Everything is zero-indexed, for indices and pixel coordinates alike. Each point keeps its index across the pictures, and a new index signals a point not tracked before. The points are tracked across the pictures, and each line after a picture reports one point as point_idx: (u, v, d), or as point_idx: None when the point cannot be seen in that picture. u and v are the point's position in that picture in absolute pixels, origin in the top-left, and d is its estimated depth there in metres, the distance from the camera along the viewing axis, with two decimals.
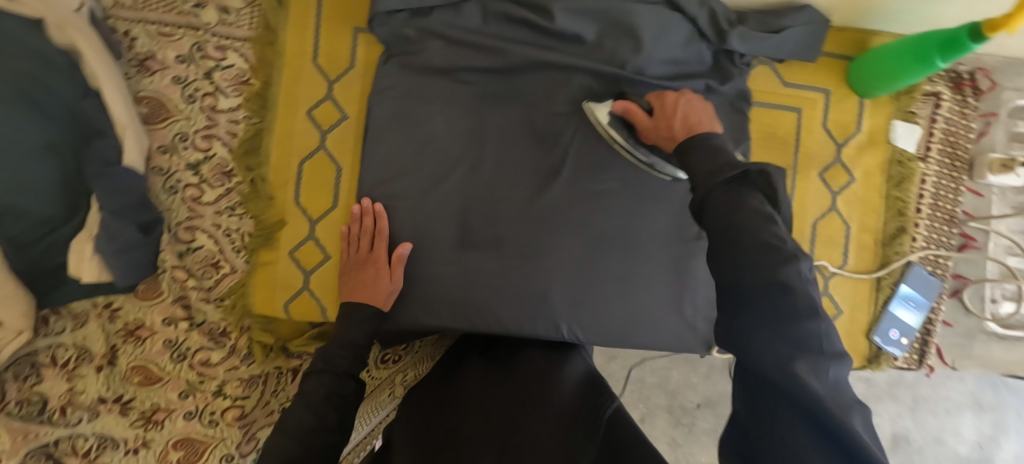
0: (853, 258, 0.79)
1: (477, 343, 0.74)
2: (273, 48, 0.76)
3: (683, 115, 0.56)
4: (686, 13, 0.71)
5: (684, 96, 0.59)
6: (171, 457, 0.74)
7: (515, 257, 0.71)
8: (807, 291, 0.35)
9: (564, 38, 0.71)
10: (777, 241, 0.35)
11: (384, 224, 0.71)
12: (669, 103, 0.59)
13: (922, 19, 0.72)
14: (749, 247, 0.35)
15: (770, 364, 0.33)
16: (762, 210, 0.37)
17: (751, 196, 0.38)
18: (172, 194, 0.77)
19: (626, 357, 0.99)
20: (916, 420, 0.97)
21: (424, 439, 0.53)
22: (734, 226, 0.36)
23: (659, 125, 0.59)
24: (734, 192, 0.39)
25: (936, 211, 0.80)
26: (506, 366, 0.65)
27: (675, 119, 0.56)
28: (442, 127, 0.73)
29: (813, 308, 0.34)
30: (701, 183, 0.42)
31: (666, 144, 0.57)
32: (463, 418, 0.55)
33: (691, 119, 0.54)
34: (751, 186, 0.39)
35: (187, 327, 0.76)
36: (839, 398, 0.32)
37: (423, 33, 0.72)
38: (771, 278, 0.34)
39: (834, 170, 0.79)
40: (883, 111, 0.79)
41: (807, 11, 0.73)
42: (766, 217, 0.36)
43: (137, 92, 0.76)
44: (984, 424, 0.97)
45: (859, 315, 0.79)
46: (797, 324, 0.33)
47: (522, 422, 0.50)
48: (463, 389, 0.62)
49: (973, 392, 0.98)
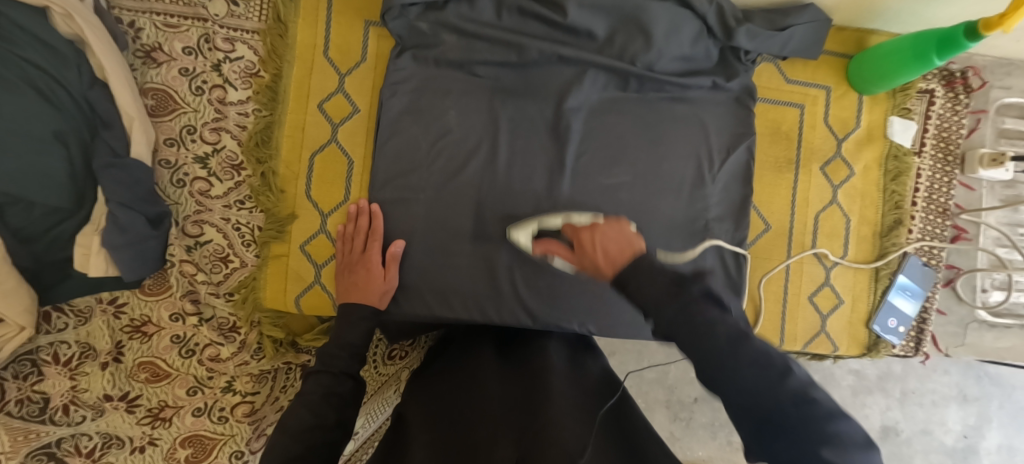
0: (853, 249, 0.81)
1: (489, 330, 0.73)
2: (283, 40, 0.75)
3: (606, 245, 0.48)
4: (695, 9, 0.72)
5: (600, 225, 0.52)
6: (179, 455, 0.72)
7: (528, 249, 0.72)
8: (813, 393, 0.33)
9: (575, 33, 0.72)
10: (765, 354, 0.34)
11: (379, 224, 0.72)
12: (585, 241, 0.51)
13: (918, 18, 0.75)
14: (745, 370, 0.34)
15: None
16: (729, 319, 0.36)
17: (706, 309, 0.36)
18: (180, 187, 0.75)
19: (626, 353, 1.00)
20: (904, 412, 1.01)
21: (440, 420, 0.52)
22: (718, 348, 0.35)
23: (583, 261, 0.51)
24: (692, 315, 0.36)
25: (930, 204, 0.83)
26: (521, 353, 0.64)
27: (597, 255, 0.49)
28: (455, 121, 0.73)
29: (831, 411, 0.33)
30: (654, 317, 0.38)
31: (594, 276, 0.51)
32: (480, 396, 0.53)
33: (612, 251, 0.47)
34: (707, 303, 0.37)
35: (196, 322, 0.75)
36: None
37: (436, 26, 0.73)
38: (784, 395, 0.33)
39: (834, 165, 0.81)
40: (880, 107, 0.82)
41: (810, 10, 0.74)
42: (744, 336, 0.35)
43: (143, 84, 0.75)
44: (969, 415, 1.01)
45: (860, 305, 0.81)
46: (820, 427, 0.32)
47: (544, 396, 0.49)
48: (478, 368, 0.60)
49: (958, 384, 1.01)
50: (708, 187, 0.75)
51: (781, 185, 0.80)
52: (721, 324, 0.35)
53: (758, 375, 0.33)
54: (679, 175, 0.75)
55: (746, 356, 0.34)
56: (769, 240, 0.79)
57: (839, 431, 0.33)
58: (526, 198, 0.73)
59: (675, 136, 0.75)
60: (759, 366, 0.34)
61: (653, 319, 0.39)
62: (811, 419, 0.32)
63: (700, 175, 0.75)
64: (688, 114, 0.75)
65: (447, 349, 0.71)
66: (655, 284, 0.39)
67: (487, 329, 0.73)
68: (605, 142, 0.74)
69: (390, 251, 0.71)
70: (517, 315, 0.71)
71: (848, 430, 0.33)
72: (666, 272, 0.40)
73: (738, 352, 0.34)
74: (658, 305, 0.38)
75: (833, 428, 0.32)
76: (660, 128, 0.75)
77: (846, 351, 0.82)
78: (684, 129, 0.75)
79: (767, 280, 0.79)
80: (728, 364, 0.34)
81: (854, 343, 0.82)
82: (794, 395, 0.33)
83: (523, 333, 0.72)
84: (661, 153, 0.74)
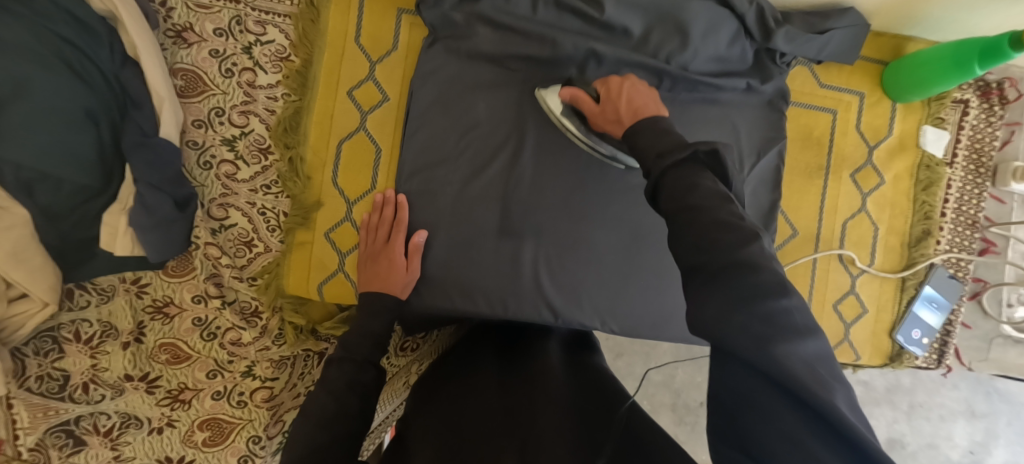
0: (880, 257, 0.81)
1: (490, 339, 0.70)
2: (315, 25, 0.75)
3: (630, 96, 0.57)
4: (734, 9, 0.71)
5: (627, 81, 0.60)
6: (197, 438, 0.72)
7: (554, 245, 0.72)
8: (770, 267, 0.32)
9: (612, 30, 0.72)
10: (736, 219, 0.34)
11: (404, 214, 0.71)
12: (614, 88, 0.60)
13: (961, 27, 0.74)
14: (709, 230, 0.33)
15: (742, 342, 0.30)
16: (720, 190, 0.36)
17: (704, 176, 0.38)
18: (206, 170, 0.75)
19: (633, 354, 1.00)
20: (911, 425, 1.00)
21: (439, 431, 0.49)
22: (692, 205, 0.35)
23: (605, 109, 0.60)
24: (686, 175, 0.38)
25: (959, 215, 0.82)
26: (520, 360, 0.61)
27: (621, 103, 0.57)
28: (485, 113, 0.73)
29: (780, 283, 0.31)
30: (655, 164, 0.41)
31: (612, 128, 0.59)
32: (477, 410, 0.51)
33: (636, 102, 0.56)
34: (704, 166, 0.39)
35: (218, 305, 0.75)
36: (819, 371, 0.30)
37: (471, 17, 0.72)
38: (735, 259, 0.32)
39: (865, 172, 0.80)
40: (915, 116, 0.81)
41: (851, 14, 0.73)
42: (726, 198, 0.36)
43: (172, 64, 0.74)
44: (976, 431, 1.00)
45: (884, 316, 0.81)
46: (763, 300, 0.30)
47: (544, 409, 0.47)
48: (476, 381, 0.58)
49: (966, 399, 1.00)
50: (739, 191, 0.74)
51: (811, 191, 0.79)
52: (705, 187, 0.36)
53: (717, 236, 0.33)
54: None
55: (717, 215, 0.34)
56: (796, 246, 0.79)
57: (788, 309, 0.30)
58: (553, 192, 0.72)
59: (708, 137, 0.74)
60: (722, 227, 0.33)
61: (655, 168, 0.41)
62: (760, 290, 0.30)
63: None
64: (721, 117, 0.75)
65: (447, 358, 0.69)
66: (666, 140, 0.43)
67: (491, 333, 0.72)
68: None
69: (413, 241, 0.70)
70: (540, 311, 0.71)
71: (793, 309, 0.31)
72: (671, 140, 0.43)
73: (711, 211, 0.34)
74: (660, 154, 0.42)
75: (780, 306, 0.30)
76: (693, 129, 0.73)
77: (868, 361, 0.81)
78: (717, 131, 0.74)
79: (790, 269, 0.78)
80: (691, 222, 0.34)
81: (876, 353, 0.81)
82: (738, 263, 0.31)
83: (530, 336, 0.70)
84: None
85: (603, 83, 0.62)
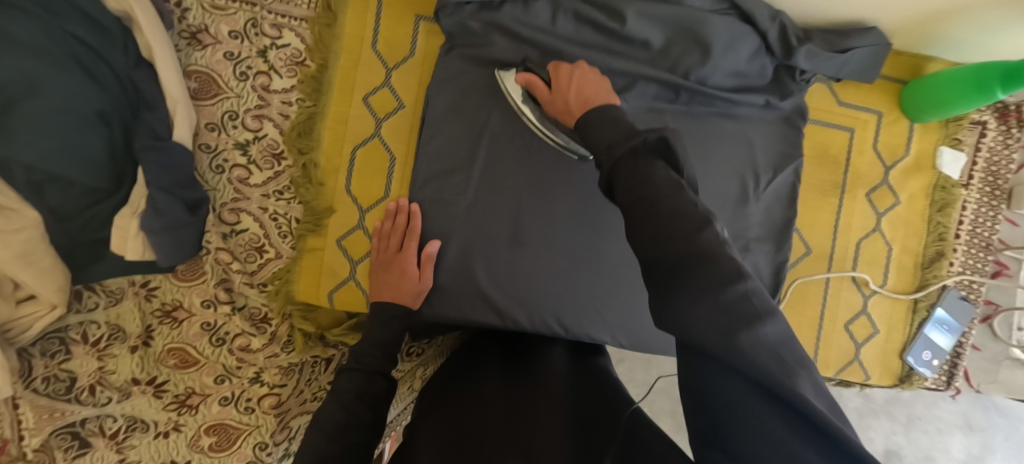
0: (893, 278, 0.80)
1: (491, 345, 0.70)
2: (331, 30, 0.74)
3: (579, 88, 0.60)
4: (756, 26, 0.71)
5: (578, 69, 0.63)
6: (203, 443, 0.72)
7: (568, 259, 0.72)
8: (730, 255, 0.32)
9: (631, 42, 0.71)
10: (689, 205, 0.35)
11: (417, 223, 0.71)
12: (565, 75, 0.63)
13: (981, 50, 0.74)
14: (672, 217, 0.34)
15: (706, 327, 0.29)
16: (672, 178, 0.37)
17: (657, 166, 0.38)
18: (219, 174, 0.74)
19: (634, 361, 0.99)
20: (908, 437, 1.00)
21: (447, 436, 0.48)
22: (650, 194, 0.36)
23: (556, 99, 0.62)
24: (639, 167, 0.39)
25: (974, 237, 0.82)
26: (525, 364, 0.61)
27: (570, 92, 0.60)
28: (499, 123, 0.72)
29: (741, 271, 0.31)
30: (606, 157, 0.43)
31: (561, 116, 0.62)
32: (482, 414, 0.50)
33: (585, 92, 0.59)
34: (655, 157, 0.40)
35: (228, 310, 0.74)
36: (785, 357, 0.29)
37: (489, 26, 0.71)
38: (691, 247, 0.32)
39: (880, 192, 0.80)
40: (931, 136, 0.80)
41: (873, 33, 0.72)
42: (680, 186, 0.36)
43: (187, 66, 0.73)
44: (973, 445, 1.00)
45: (895, 336, 0.80)
46: (727, 290, 0.30)
47: (544, 418, 0.44)
48: (481, 387, 0.57)
49: (965, 413, 1.00)
50: (752, 208, 0.75)
51: (825, 210, 0.79)
52: (663, 176, 0.37)
53: (677, 225, 0.34)
54: (725, 193, 0.74)
55: (673, 203, 0.35)
56: (808, 264, 0.78)
57: (749, 295, 0.30)
58: (566, 205, 0.72)
59: (725, 154, 0.74)
60: (678, 215, 0.34)
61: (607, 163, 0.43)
62: (714, 277, 0.30)
63: (744, 194, 0.75)
64: (737, 132, 0.75)
65: (450, 365, 0.67)
66: (615, 132, 0.45)
67: (497, 338, 0.73)
68: None
69: (425, 252, 0.69)
70: (549, 324, 0.70)
71: (754, 289, 0.30)
72: (624, 127, 0.45)
73: (666, 199, 0.35)
74: (610, 146, 0.43)
75: (739, 293, 0.30)
76: (709, 144, 0.74)
77: (878, 381, 0.81)
78: (734, 146, 0.75)
79: (802, 282, 0.78)
80: (649, 214, 0.35)
81: (886, 373, 0.80)
82: (696, 251, 0.32)
83: (533, 342, 0.70)
84: (709, 169, 0.74)
85: (556, 69, 0.64)
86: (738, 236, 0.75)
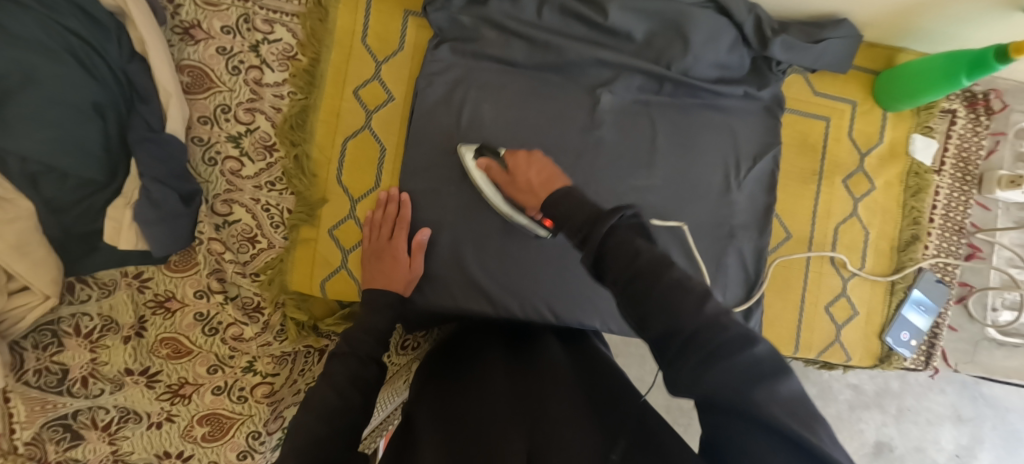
0: (871, 261, 0.83)
1: (495, 330, 0.70)
2: (323, 25, 0.76)
3: (537, 168, 0.63)
4: (733, 17, 0.73)
5: (534, 154, 0.65)
6: (196, 433, 0.73)
7: (558, 249, 0.74)
8: (734, 320, 0.34)
9: (615, 35, 0.74)
10: (683, 277, 0.37)
11: (407, 212, 0.72)
12: (521, 161, 0.64)
13: (949, 39, 0.77)
14: (668, 288, 0.36)
15: (722, 387, 0.31)
16: (657, 250, 0.39)
17: (637, 239, 0.40)
18: (211, 166, 0.75)
19: (629, 356, 1.01)
20: (899, 429, 1.02)
21: (449, 417, 0.48)
22: (644, 270, 0.37)
23: (517, 183, 0.64)
24: (623, 240, 0.40)
25: (947, 221, 0.85)
26: (528, 354, 0.61)
27: (531, 174, 0.62)
28: (489, 115, 0.74)
29: (747, 334, 0.33)
30: (586, 236, 0.43)
31: (525, 199, 0.63)
32: (483, 392, 0.51)
33: (544, 173, 0.61)
34: (634, 231, 0.41)
35: (221, 300, 0.75)
36: (798, 410, 0.31)
37: (478, 21, 0.74)
38: (699, 318, 0.34)
39: (857, 178, 0.82)
40: (904, 124, 0.83)
41: (845, 25, 0.75)
42: (669, 260, 0.38)
43: (180, 60, 0.75)
44: (962, 435, 1.03)
45: (874, 318, 0.83)
46: (737, 355, 0.32)
47: (552, 405, 0.45)
48: (483, 373, 0.57)
49: (953, 403, 1.03)
50: (735, 195, 0.78)
51: (805, 196, 0.81)
52: (647, 250, 0.38)
53: (681, 297, 0.35)
54: (708, 182, 0.77)
55: (668, 279, 0.36)
56: (789, 248, 0.81)
57: (757, 357, 0.32)
58: None
59: (706, 142, 0.77)
60: (678, 290, 0.35)
61: (588, 241, 0.43)
62: (723, 340, 0.32)
63: (727, 182, 0.78)
64: (719, 122, 0.78)
65: (450, 348, 0.68)
66: (581, 213, 0.46)
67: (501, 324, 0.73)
68: (636, 145, 0.76)
69: (415, 239, 0.71)
70: (541, 311, 0.73)
71: (763, 351, 0.32)
72: (592, 207, 0.46)
73: (663, 274, 0.37)
74: (590, 222, 0.44)
75: (748, 356, 0.32)
76: (691, 134, 0.77)
77: (859, 362, 0.83)
78: (717, 136, 0.78)
79: (783, 261, 0.81)
80: (654, 288, 0.36)
81: (867, 354, 0.83)
82: (704, 322, 0.33)
83: (531, 331, 0.71)
84: (691, 158, 0.77)
85: (512, 155, 0.66)
86: (721, 222, 0.77)
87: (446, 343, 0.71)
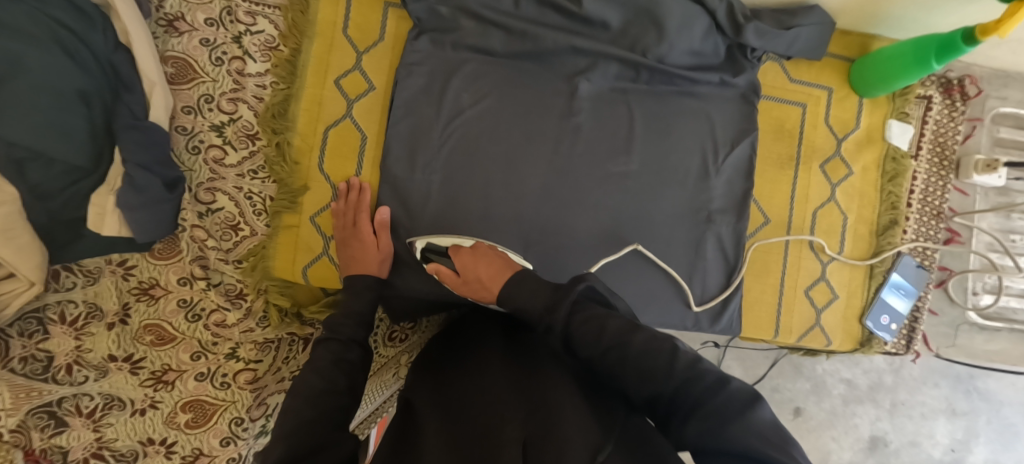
0: (849, 246, 0.83)
1: (494, 319, 0.68)
2: (305, 16, 0.77)
3: (483, 262, 0.61)
4: (706, 5, 0.74)
5: (478, 248, 0.64)
6: (180, 420, 0.73)
7: (536, 233, 0.74)
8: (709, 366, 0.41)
9: (590, 24, 0.75)
10: (649, 339, 0.43)
11: (366, 197, 0.74)
12: (466, 258, 0.63)
13: (920, 26, 0.78)
14: (642, 350, 0.42)
15: (698, 430, 0.38)
16: (618, 316, 0.46)
17: (598, 311, 0.46)
18: (195, 154, 0.77)
19: None
20: (893, 423, 0.98)
21: (447, 408, 0.46)
22: (618, 343, 0.43)
23: (468, 285, 0.62)
24: (589, 312, 0.46)
25: (924, 206, 0.87)
26: (527, 339, 0.59)
27: (478, 270, 0.61)
28: (468, 102, 0.75)
29: (721, 377, 0.40)
30: (548, 318, 0.47)
31: (480, 296, 0.61)
32: (482, 380, 0.49)
33: (490, 265, 0.60)
34: (592, 303, 0.48)
35: (203, 286, 0.77)
36: (773, 437, 0.35)
37: (455, 10, 0.75)
38: (674, 375, 0.40)
39: (834, 164, 0.83)
40: (881, 110, 0.84)
41: (816, 11, 0.77)
42: (635, 326, 0.45)
43: (164, 52, 0.76)
44: (958, 429, 0.99)
45: (854, 301, 0.83)
46: (712, 399, 0.38)
47: (551, 388, 0.43)
48: (482, 362, 0.55)
49: (947, 397, 0.99)
50: (713, 180, 0.78)
51: (782, 181, 0.82)
52: (612, 318, 0.45)
53: (652, 360, 0.42)
54: (685, 167, 0.78)
55: (637, 343, 0.43)
56: (768, 232, 0.82)
57: (729, 395, 0.38)
58: (535, 179, 0.75)
59: (683, 127, 0.78)
60: (649, 352, 0.42)
61: (551, 318, 0.47)
62: (699, 386, 0.39)
63: (704, 167, 0.78)
64: (696, 109, 0.79)
65: (441, 343, 0.67)
66: (542, 293, 0.49)
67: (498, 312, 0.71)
68: (613, 133, 0.77)
69: (377, 217, 0.72)
70: None
71: (736, 385, 0.39)
72: (548, 285, 0.50)
73: (631, 340, 0.43)
74: (549, 307, 0.47)
75: (722, 396, 0.38)
76: (669, 121, 0.78)
77: (839, 346, 0.84)
78: (694, 122, 0.79)
79: (762, 245, 0.81)
80: (627, 354, 0.43)
81: (847, 338, 0.84)
82: (682, 376, 0.40)
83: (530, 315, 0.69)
84: (667, 143, 0.78)
85: (456, 254, 0.65)
86: (698, 207, 0.78)
87: (446, 336, 0.70)
